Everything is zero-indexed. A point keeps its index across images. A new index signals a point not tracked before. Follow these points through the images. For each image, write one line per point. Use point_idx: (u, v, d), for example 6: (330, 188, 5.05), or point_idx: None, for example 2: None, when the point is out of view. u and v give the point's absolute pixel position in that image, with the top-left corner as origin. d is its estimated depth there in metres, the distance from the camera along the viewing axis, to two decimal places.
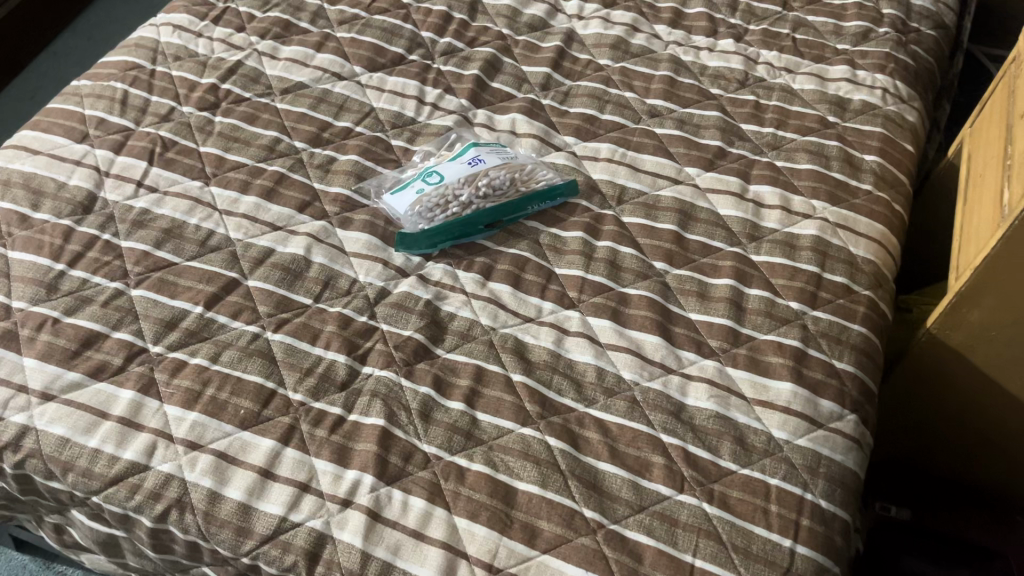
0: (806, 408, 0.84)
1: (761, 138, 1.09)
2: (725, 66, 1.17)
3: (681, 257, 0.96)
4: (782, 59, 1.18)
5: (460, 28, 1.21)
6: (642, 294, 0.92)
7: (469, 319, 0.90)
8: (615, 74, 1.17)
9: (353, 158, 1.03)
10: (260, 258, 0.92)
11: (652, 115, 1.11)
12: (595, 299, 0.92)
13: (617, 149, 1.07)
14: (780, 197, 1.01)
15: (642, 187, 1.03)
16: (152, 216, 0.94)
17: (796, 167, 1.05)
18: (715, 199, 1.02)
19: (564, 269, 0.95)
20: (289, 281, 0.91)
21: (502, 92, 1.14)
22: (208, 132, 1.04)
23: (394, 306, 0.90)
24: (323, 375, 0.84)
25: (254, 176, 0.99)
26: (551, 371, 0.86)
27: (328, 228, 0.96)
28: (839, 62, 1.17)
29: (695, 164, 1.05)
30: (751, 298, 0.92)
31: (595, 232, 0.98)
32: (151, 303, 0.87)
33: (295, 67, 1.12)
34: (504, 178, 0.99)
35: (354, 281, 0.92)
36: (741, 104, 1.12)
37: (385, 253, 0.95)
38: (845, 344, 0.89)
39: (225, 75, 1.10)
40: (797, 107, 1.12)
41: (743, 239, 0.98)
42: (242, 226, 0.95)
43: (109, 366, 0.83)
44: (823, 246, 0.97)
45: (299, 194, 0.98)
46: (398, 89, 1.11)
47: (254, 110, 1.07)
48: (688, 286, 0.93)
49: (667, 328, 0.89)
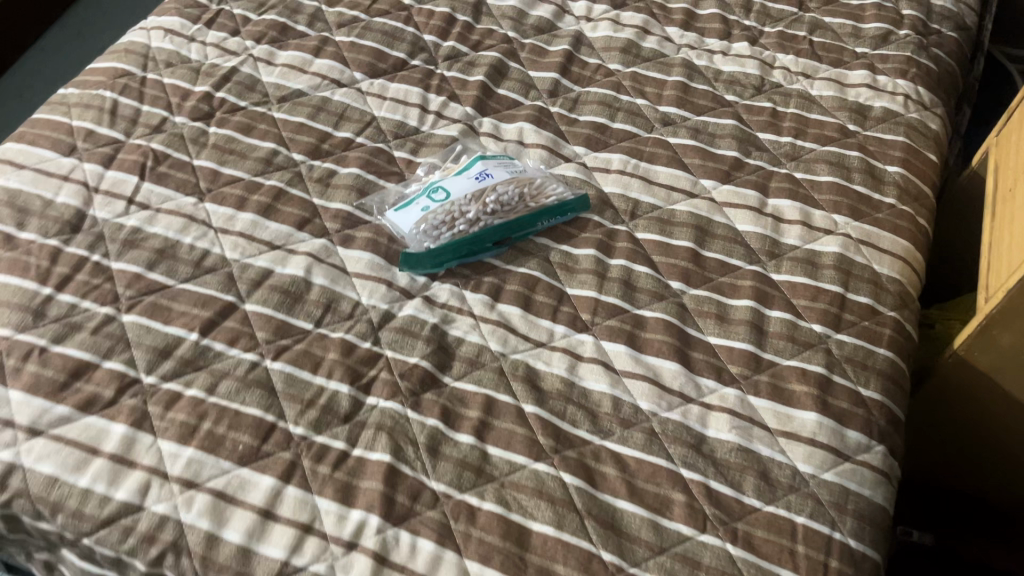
0: (832, 440, 0.80)
1: (779, 148, 1.04)
2: (740, 71, 1.13)
3: (698, 276, 0.92)
4: (800, 64, 1.14)
5: (464, 31, 1.16)
6: (658, 316, 0.88)
7: (477, 344, 0.86)
8: (626, 80, 1.12)
9: (355, 171, 0.98)
10: (258, 280, 0.88)
11: (665, 124, 1.07)
12: (609, 322, 0.88)
13: (629, 160, 1.02)
14: (800, 212, 0.97)
15: (656, 200, 0.99)
16: (144, 235, 0.90)
17: (816, 179, 1.01)
18: (732, 213, 0.97)
19: (576, 290, 0.91)
20: (288, 304, 0.86)
21: (508, 99, 1.09)
22: (201, 144, 0.99)
23: (398, 331, 0.86)
24: (325, 407, 0.80)
25: (251, 192, 0.95)
26: (565, 402, 0.82)
27: (329, 246, 0.92)
28: (858, 66, 1.13)
29: (711, 176, 1.01)
30: (772, 320, 0.88)
31: (608, 249, 0.94)
32: (143, 330, 0.83)
33: (292, 73, 1.08)
34: (513, 193, 0.95)
35: (357, 303, 0.88)
36: (757, 112, 1.08)
37: (389, 273, 0.90)
38: (871, 370, 0.85)
39: (220, 82, 1.05)
40: (816, 115, 1.07)
41: (762, 256, 0.94)
42: (239, 246, 0.90)
43: (100, 399, 0.79)
44: (847, 265, 0.92)
45: (297, 211, 0.94)
46: (400, 97, 1.07)
47: (251, 120, 1.02)
48: (706, 307, 0.89)
49: (685, 354, 0.85)
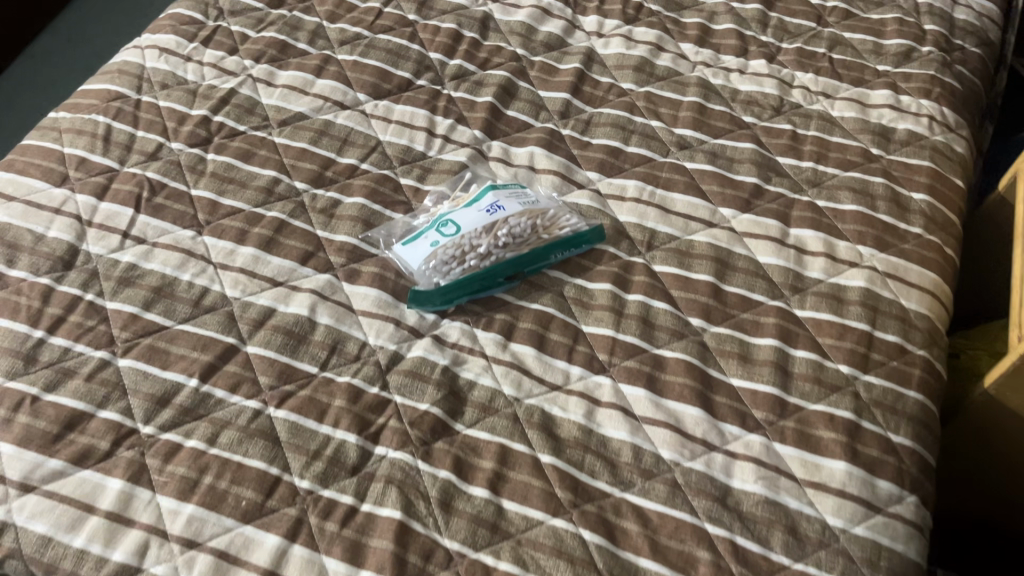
0: (862, 492, 0.77)
1: (800, 173, 1.00)
2: (758, 91, 1.09)
3: (719, 312, 0.88)
4: (819, 83, 1.10)
5: (471, 49, 1.12)
6: (678, 357, 0.84)
7: (490, 388, 0.82)
8: (639, 100, 1.08)
9: (359, 200, 0.94)
10: (260, 320, 0.84)
11: (681, 147, 1.03)
12: (628, 363, 0.84)
13: (644, 187, 0.98)
14: (824, 243, 0.93)
15: (673, 230, 0.95)
16: (139, 272, 0.86)
17: (839, 208, 0.97)
18: (753, 244, 0.94)
19: (592, 328, 0.87)
20: (292, 346, 0.83)
21: (518, 121, 1.05)
22: (199, 172, 0.95)
23: (407, 374, 0.82)
24: (332, 459, 0.76)
25: (252, 224, 0.91)
26: (583, 451, 0.78)
27: (334, 282, 0.88)
28: (880, 86, 1.09)
29: (730, 205, 0.97)
30: (797, 361, 0.85)
31: (625, 283, 0.90)
32: (140, 376, 0.79)
33: (293, 95, 1.03)
34: (525, 225, 0.91)
35: (363, 344, 0.84)
36: (777, 134, 1.04)
37: (397, 311, 0.86)
38: (901, 414, 0.82)
39: (218, 105, 1.01)
40: (837, 138, 1.04)
41: (785, 291, 0.90)
42: (239, 283, 0.86)
43: (95, 452, 0.75)
44: (873, 301, 0.89)
45: (300, 244, 0.90)
46: (406, 120, 1.02)
47: (250, 146, 0.98)
48: (728, 347, 0.86)
49: (707, 398, 0.82)
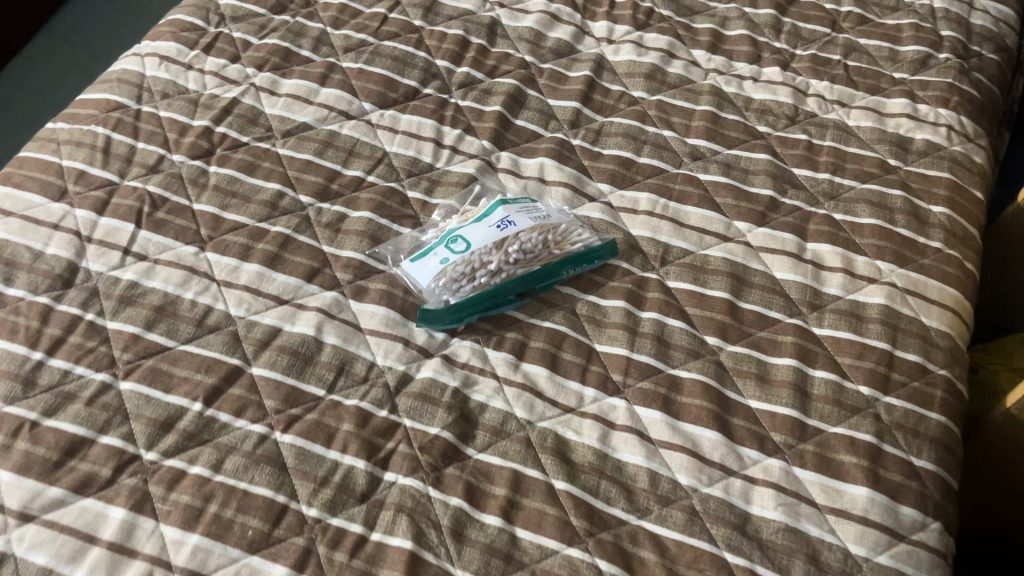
0: (885, 518, 0.75)
1: (816, 185, 0.98)
2: (772, 99, 1.06)
3: (736, 330, 0.86)
4: (835, 91, 1.07)
5: (478, 56, 1.10)
6: (695, 378, 0.82)
7: (502, 411, 0.80)
8: (651, 109, 1.05)
9: (366, 215, 0.92)
10: (265, 340, 0.82)
11: (694, 158, 1.01)
12: (643, 384, 0.82)
13: (657, 199, 0.96)
14: (842, 258, 0.91)
15: (687, 245, 0.93)
16: (141, 290, 0.84)
17: (857, 222, 0.95)
18: (769, 259, 0.92)
19: (606, 347, 0.85)
20: (298, 367, 0.80)
21: (527, 131, 1.03)
22: (201, 185, 0.93)
23: (417, 396, 0.80)
24: (340, 486, 0.74)
25: (256, 239, 0.89)
26: (598, 476, 0.76)
27: (341, 300, 0.86)
28: (897, 94, 1.07)
29: (745, 218, 0.95)
30: (816, 382, 0.83)
31: (639, 301, 0.88)
32: (143, 399, 0.77)
33: (297, 104, 1.01)
34: (536, 240, 0.89)
35: (371, 365, 0.82)
36: (792, 144, 1.02)
37: (405, 330, 0.84)
38: (923, 437, 0.80)
39: (220, 115, 0.99)
40: (854, 148, 1.01)
41: (803, 308, 0.88)
42: (244, 301, 0.84)
43: (96, 480, 0.72)
44: (893, 318, 0.87)
45: (306, 260, 0.88)
46: (413, 130, 1.00)
47: (254, 158, 0.96)
48: (746, 366, 0.84)
49: (725, 421, 0.80)
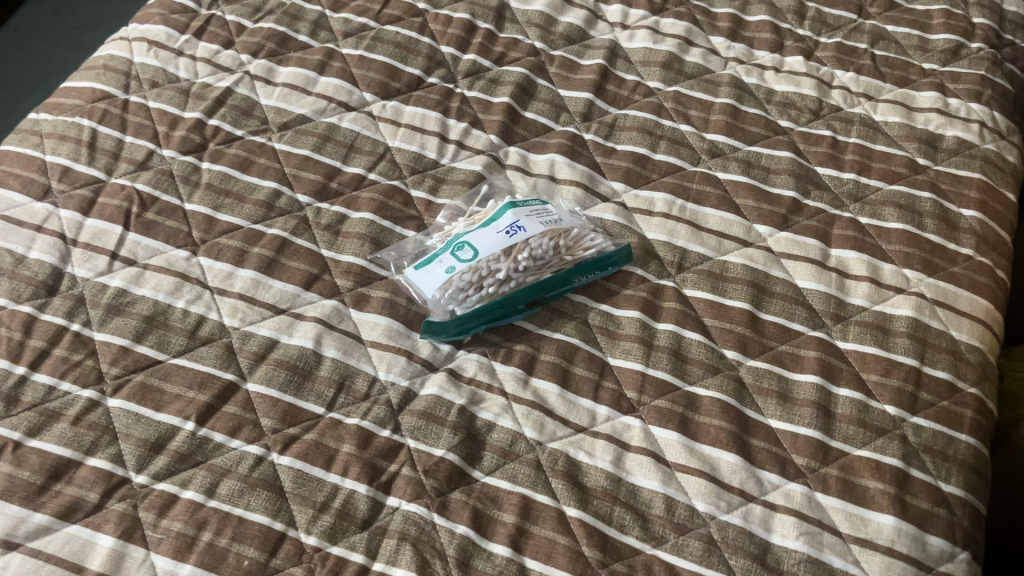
0: (912, 549, 0.71)
1: (841, 186, 0.93)
2: (795, 92, 1.01)
3: (756, 344, 0.82)
4: (861, 83, 1.02)
5: (485, 42, 1.04)
6: (713, 396, 0.78)
7: (510, 431, 0.76)
8: (667, 101, 1.00)
9: (367, 216, 0.87)
10: (261, 353, 0.78)
11: (713, 154, 0.96)
12: (658, 403, 0.78)
13: (674, 200, 0.91)
14: (868, 266, 0.87)
15: (705, 250, 0.88)
16: (130, 298, 0.79)
17: (884, 226, 0.90)
18: (791, 266, 0.87)
19: (620, 361, 0.80)
20: (295, 383, 0.76)
21: (537, 124, 0.98)
22: (193, 183, 0.88)
23: (421, 415, 0.76)
24: (340, 512, 0.70)
25: (251, 243, 0.84)
26: (612, 502, 0.72)
27: (341, 309, 0.81)
28: (927, 87, 1.01)
29: (766, 221, 0.90)
30: (839, 401, 0.79)
31: (654, 311, 0.84)
32: (132, 418, 0.73)
33: (294, 95, 0.96)
34: (547, 246, 0.84)
35: (373, 380, 0.77)
36: (815, 141, 0.97)
37: (409, 342, 0.80)
38: (952, 460, 0.76)
39: (213, 107, 0.93)
40: (881, 146, 0.96)
41: (827, 319, 0.84)
42: (238, 310, 0.80)
43: (83, 505, 0.69)
44: (922, 332, 0.82)
45: (304, 266, 0.83)
46: (416, 124, 0.95)
47: (249, 153, 0.91)
48: (766, 384, 0.79)
49: (745, 443, 0.76)
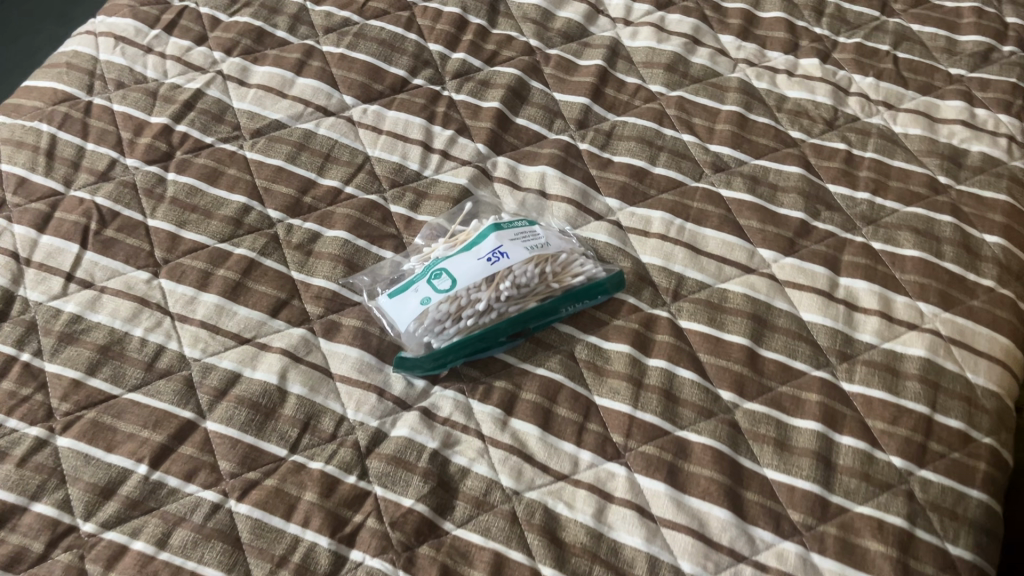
0: None
1: (853, 207, 0.86)
2: (809, 99, 0.94)
3: (754, 385, 0.76)
4: (881, 89, 0.94)
5: (476, 40, 0.97)
6: (705, 443, 0.73)
7: (485, 478, 0.71)
8: (670, 107, 0.93)
9: (342, 235, 0.82)
10: (222, 388, 0.73)
11: (717, 168, 0.89)
12: (646, 449, 0.72)
13: (672, 220, 0.85)
14: (879, 298, 0.80)
15: (704, 276, 0.82)
16: (85, 326, 0.75)
17: (899, 253, 0.83)
18: (796, 297, 0.81)
19: (606, 401, 0.75)
20: (258, 423, 0.71)
21: (529, 132, 0.91)
22: (157, 196, 0.82)
23: (390, 460, 0.71)
24: (299, 568, 0.65)
25: (217, 264, 0.79)
26: (591, 561, 0.67)
27: (309, 338, 0.76)
28: (952, 95, 0.94)
29: (772, 245, 0.84)
30: (841, 450, 0.73)
31: (646, 345, 0.78)
32: (82, 459, 0.69)
33: (268, 97, 0.90)
34: (532, 273, 0.78)
35: (341, 420, 0.72)
36: (829, 155, 0.90)
37: (380, 377, 0.75)
38: (961, 520, 0.70)
39: (181, 110, 0.88)
40: (899, 162, 0.89)
41: (832, 358, 0.78)
42: (200, 340, 0.75)
43: (26, 555, 0.64)
44: (934, 375, 0.76)
45: (272, 291, 0.78)
46: (398, 131, 0.89)
47: (218, 163, 0.85)
48: (763, 430, 0.74)
49: (736, 497, 0.70)
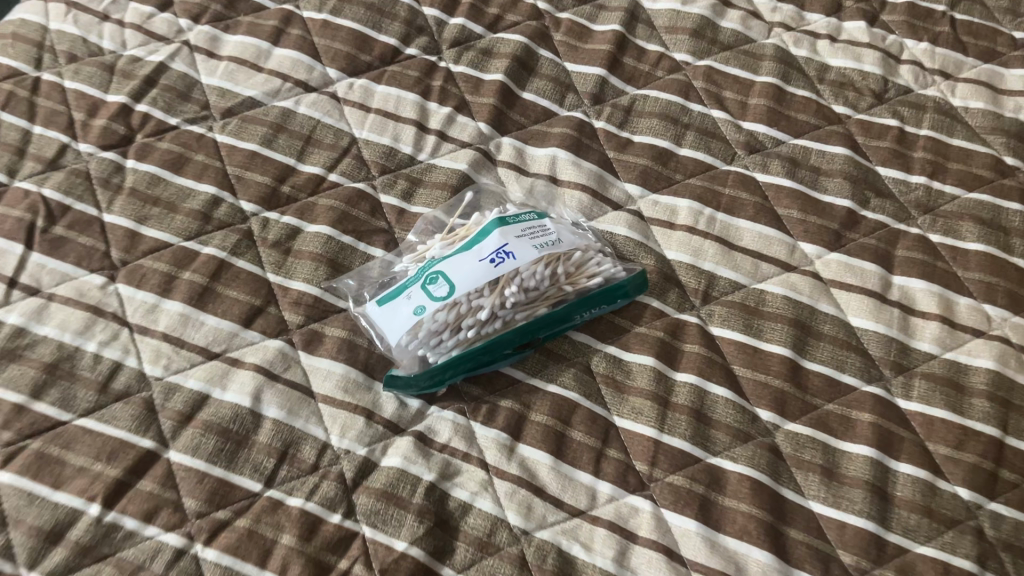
0: None
1: (907, 193, 0.76)
2: (855, 68, 0.83)
3: (798, 404, 0.66)
4: (936, 56, 0.84)
5: (477, 4, 0.87)
6: (742, 473, 0.63)
7: (489, 516, 0.61)
8: (697, 78, 0.83)
9: (324, 231, 0.72)
10: (187, 413, 0.63)
11: (751, 149, 0.78)
12: (674, 479, 0.63)
13: (701, 209, 0.75)
14: (939, 300, 0.70)
15: (738, 275, 0.72)
16: (29, 340, 0.65)
17: (961, 246, 0.73)
18: (844, 299, 0.71)
19: (627, 423, 0.65)
20: (228, 453, 0.62)
21: (537, 108, 0.81)
22: (114, 187, 0.72)
23: (380, 496, 0.61)
24: None
25: (182, 266, 0.69)
26: None
27: (287, 352, 0.67)
28: (1017, 62, 0.83)
29: (815, 237, 0.73)
30: (899, 480, 0.63)
31: (673, 357, 0.68)
32: (24, 498, 0.59)
33: (241, 71, 0.80)
34: (542, 275, 0.68)
35: (323, 448, 0.63)
36: (879, 132, 0.79)
37: (369, 397, 0.66)
38: None
39: (142, 88, 0.77)
40: (959, 141, 0.79)
41: (885, 370, 0.68)
42: (161, 356, 0.65)
43: None
44: (1004, 392, 0.66)
45: (244, 297, 0.68)
46: (389, 109, 0.79)
47: (184, 148, 0.75)
48: (808, 456, 0.64)
49: (779, 536, 0.61)
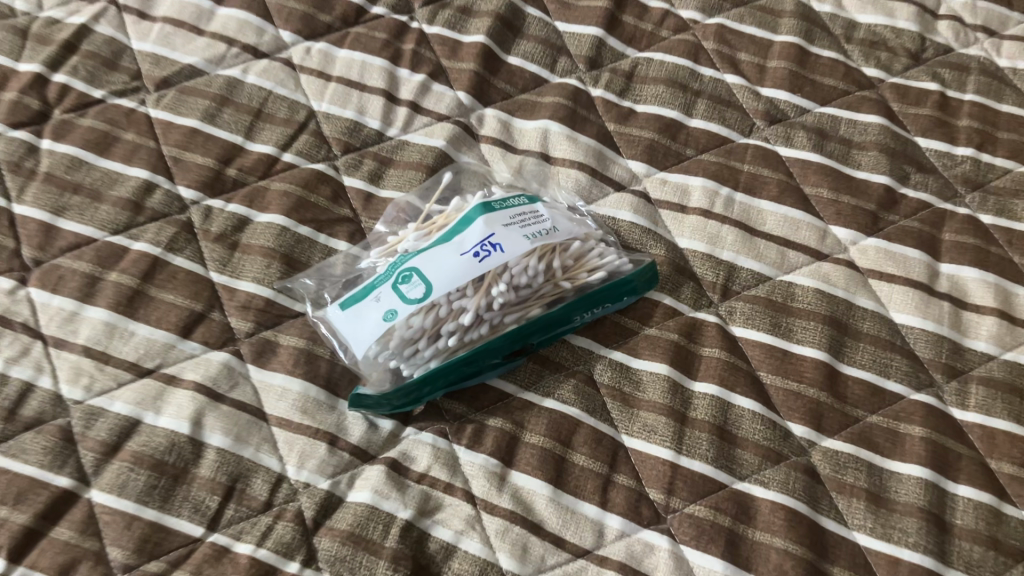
0: None
1: (952, 167, 0.66)
2: (887, 25, 0.73)
3: (836, 416, 0.56)
4: (978, 11, 0.74)
5: None
6: (775, 501, 0.53)
7: (478, 560, 0.51)
8: (707, 38, 0.72)
9: (278, 221, 0.61)
10: (112, 442, 0.52)
11: (772, 120, 0.68)
12: (695, 511, 0.53)
13: (717, 189, 0.64)
14: (995, 292, 0.61)
15: (762, 266, 0.62)
16: None
17: (1016, 228, 0.63)
18: (885, 292, 0.61)
19: (638, 443, 0.55)
20: (163, 490, 0.51)
21: (525, 75, 0.70)
22: (27, 173, 0.61)
23: (345, 539, 0.51)
24: None
25: (108, 265, 0.58)
26: None
27: (234, 368, 0.56)
28: None
29: (850, 220, 0.63)
30: (959, 506, 0.53)
31: (689, 363, 0.58)
32: None
33: (179, 35, 0.68)
34: (536, 269, 0.57)
35: (277, 483, 0.53)
36: (917, 98, 0.69)
37: (332, 418, 0.55)
38: None
39: (61, 55, 0.66)
40: (1009, 107, 0.69)
41: (937, 374, 0.58)
42: (82, 374, 0.54)
43: None
44: None
45: (182, 302, 0.57)
46: (353, 77, 0.68)
47: (111, 126, 0.64)
48: (851, 479, 0.54)
49: None
